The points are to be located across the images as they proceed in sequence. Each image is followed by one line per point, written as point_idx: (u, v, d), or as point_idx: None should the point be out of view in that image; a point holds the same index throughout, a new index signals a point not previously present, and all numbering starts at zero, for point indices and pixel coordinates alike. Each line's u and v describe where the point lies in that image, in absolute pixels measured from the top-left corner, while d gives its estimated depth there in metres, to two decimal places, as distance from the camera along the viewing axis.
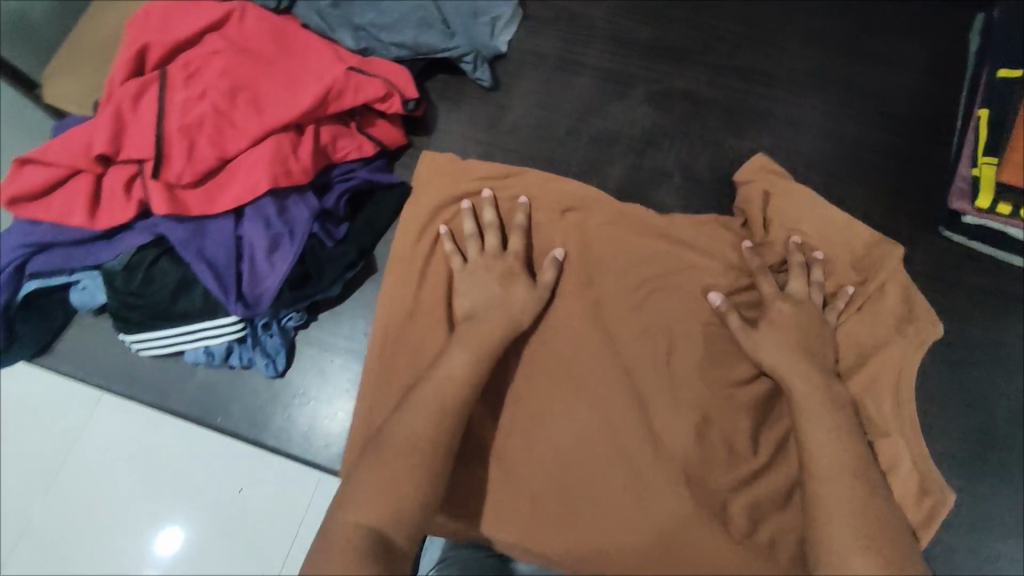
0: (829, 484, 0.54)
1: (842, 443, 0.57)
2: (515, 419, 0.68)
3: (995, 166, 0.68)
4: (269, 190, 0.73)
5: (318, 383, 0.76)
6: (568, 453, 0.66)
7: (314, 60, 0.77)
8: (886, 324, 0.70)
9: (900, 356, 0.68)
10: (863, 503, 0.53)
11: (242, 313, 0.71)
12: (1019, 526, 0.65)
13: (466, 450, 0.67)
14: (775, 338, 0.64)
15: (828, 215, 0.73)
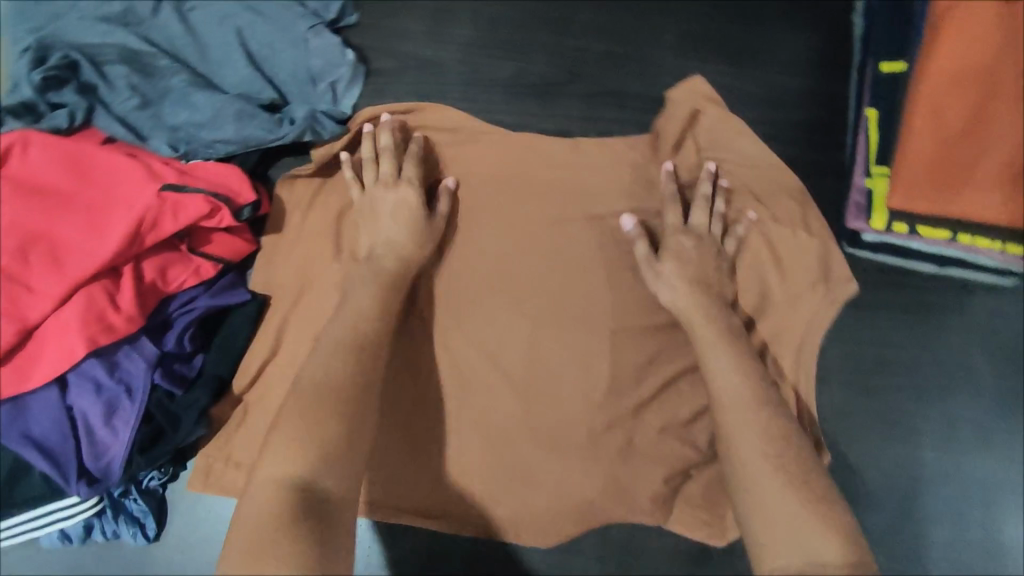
0: (739, 434, 0.60)
1: (744, 377, 0.64)
2: (436, 383, 0.72)
3: (887, 177, 0.69)
4: (91, 351, 0.63)
5: (197, 535, 0.69)
6: (489, 413, 0.71)
7: (122, 182, 0.67)
8: (778, 280, 0.74)
9: (793, 334, 0.73)
10: (765, 427, 0.60)
11: (89, 491, 0.63)
12: (919, 499, 0.69)
13: (402, 418, 0.72)
14: (678, 274, 0.70)
15: (747, 150, 0.77)
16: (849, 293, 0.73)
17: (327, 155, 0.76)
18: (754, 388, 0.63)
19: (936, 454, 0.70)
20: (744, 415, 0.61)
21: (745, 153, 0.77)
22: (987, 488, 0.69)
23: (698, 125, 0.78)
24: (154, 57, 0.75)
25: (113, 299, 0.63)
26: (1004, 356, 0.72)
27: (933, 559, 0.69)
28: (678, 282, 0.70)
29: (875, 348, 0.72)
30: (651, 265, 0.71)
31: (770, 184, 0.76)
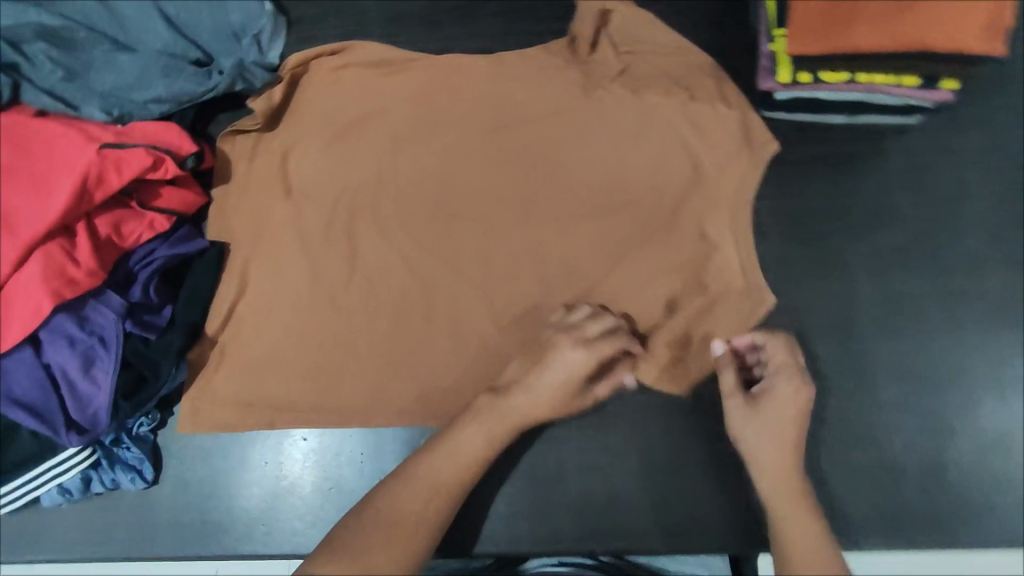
0: (801, 561, 0.60)
1: (806, 533, 0.61)
2: (409, 308, 0.74)
3: (786, 36, 0.71)
4: (57, 307, 0.65)
5: (195, 472, 0.71)
6: (461, 330, 0.73)
7: (62, 147, 0.69)
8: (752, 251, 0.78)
9: (732, 193, 0.76)
10: (820, 551, 0.60)
11: (80, 441, 0.66)
12: (868, 329, 0.74)
13: (403, 351, 0.73)
14: (767, 433, 0.65)
15: (660, 40, 0.81)
16: (771, 151, 0.78)
17: (267, 108, 0.79)
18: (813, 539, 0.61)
19: (872, 283, 0.75)
20: (809, 550, 0.60)
21: (658, 43, 0.81)
22: (916, 305, 0.75)
23: (610, 23, 0.82)
24: (70, 30, 0.76)
25: (71, 254, 0.65)
26: (918, 187, 0.78)
27: (881, 377, 0.73)
28: (762, 437, 0.65)
29: (803, 200, 0.78)
30: (742, 408, 0.67)
31: (689, 70, 0.81)
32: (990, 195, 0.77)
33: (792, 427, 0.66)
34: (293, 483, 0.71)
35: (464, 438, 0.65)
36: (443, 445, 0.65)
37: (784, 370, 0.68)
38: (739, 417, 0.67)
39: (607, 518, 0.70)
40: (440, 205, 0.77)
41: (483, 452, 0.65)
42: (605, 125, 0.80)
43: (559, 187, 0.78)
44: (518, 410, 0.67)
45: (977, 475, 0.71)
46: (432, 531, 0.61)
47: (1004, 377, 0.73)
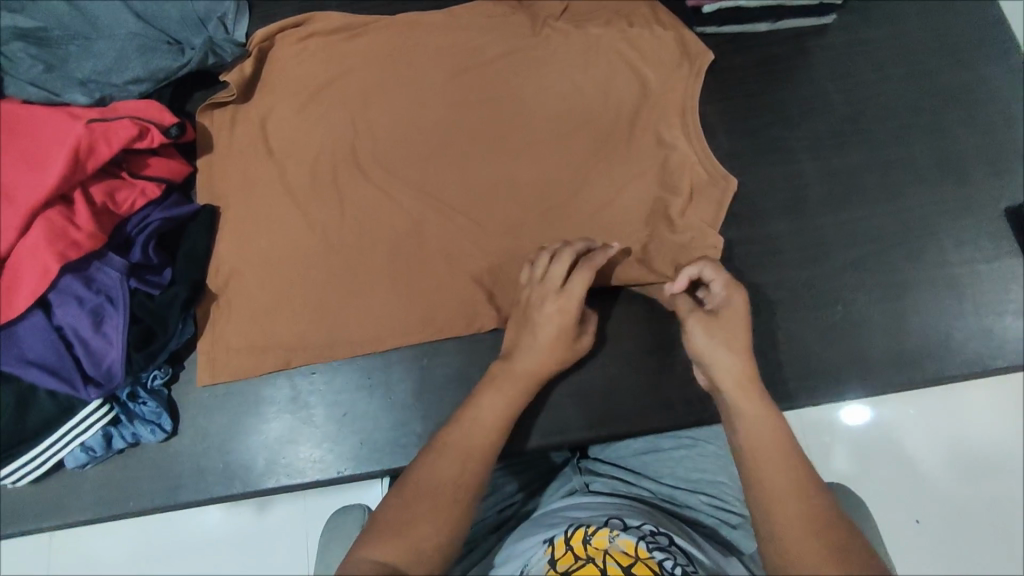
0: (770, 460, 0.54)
1: (771, 433, 0.56)
2: (399, 239, 0.79)
3: None
4: (63, 269, 0.68)
5: (213, 419, 0.74)
6: (450, 251, 0.78)
7: (50, 127, 0.73)
8: (667, 66, 0.85)
9: (679, 99, 0.83)
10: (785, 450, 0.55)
11: (97, 394, 0.68)
12: (824, 202, 0.80)
13: (403, 277, 0.77)
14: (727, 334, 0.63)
15: None
16: (706, 60, 0.85)
17: (240, 79, 0.84)
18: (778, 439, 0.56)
19: (814, 163, 0.82)
20: (764, 458, 0.55)
21: None
22: (857, 174, 0.81)
23: None
24: (45, 30, 0.80)
25: (71, 220, 0.69)
26: (842, 74, 0.85)
27: (837, 242, 0.79)
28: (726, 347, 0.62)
29: (745, 100, 0.85)
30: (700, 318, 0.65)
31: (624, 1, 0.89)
32: (905, 72, 0.85)
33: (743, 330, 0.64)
34: (310, 417, 0.75)
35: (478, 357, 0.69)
36: None
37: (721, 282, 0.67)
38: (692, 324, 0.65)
39: (607, 402, 0.77)
40: (416, 147, 0.83)
41: (509, 408, 0.64)
42: (556, 57, 0.86)
43: (525, 118, 0.84)
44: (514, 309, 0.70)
45: (932, 316, 0.76)
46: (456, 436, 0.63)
47: (943, 227, 0.79)
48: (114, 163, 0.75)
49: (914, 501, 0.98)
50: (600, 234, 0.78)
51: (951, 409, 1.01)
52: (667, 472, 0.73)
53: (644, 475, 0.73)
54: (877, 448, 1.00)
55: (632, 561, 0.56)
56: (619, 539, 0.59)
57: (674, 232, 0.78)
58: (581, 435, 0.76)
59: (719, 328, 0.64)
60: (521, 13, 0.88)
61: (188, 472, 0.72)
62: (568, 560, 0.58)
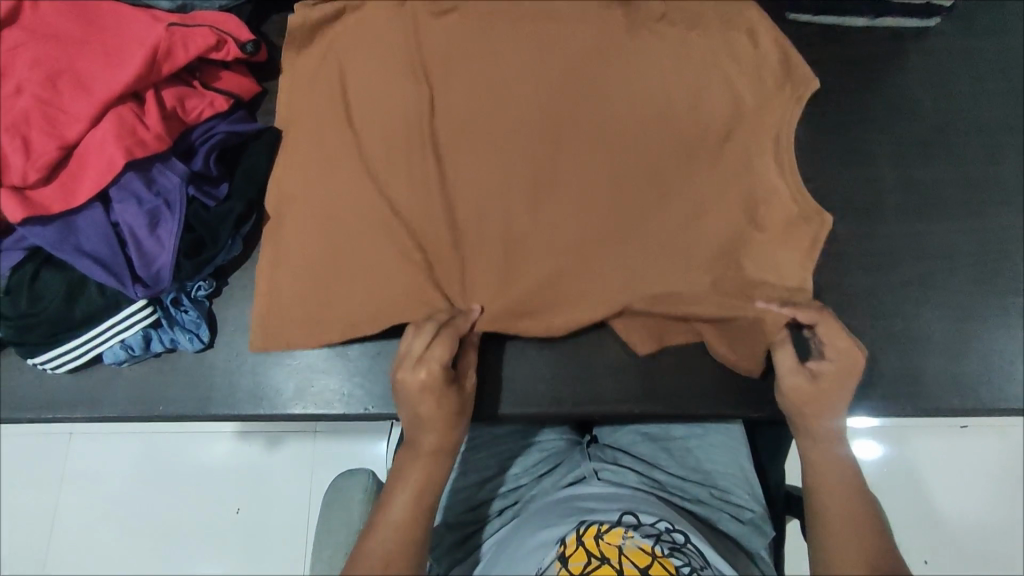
0: (835, 500, 0.64)
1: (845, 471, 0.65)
2: None
3: None
4: (127, 165, 0.69)
5: (249, 337, 0.74)
6: None
7: (130, 25, 0.73)
8: (771, 79, 0.77)
9: (779, 113, 0.75)
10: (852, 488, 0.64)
11: (144, 295, 0.68)
12: (897, 211, 0.77)
13: None
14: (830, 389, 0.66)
15: None
16: (809, 90, 0.76)
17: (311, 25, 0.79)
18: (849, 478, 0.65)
19: (895, 170, 0.78)
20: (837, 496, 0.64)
21: None
22: (938, 188, 0.77)
23: None
24: None
25: (140, 118, 0.69)
26: (937, 82, 0.81)
27: (906, 256, 0.75)
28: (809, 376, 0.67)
29: (830, 97, 0.81)
30: (804, 381, 0.67)
31: None
32: (1004, 89, 0.81)
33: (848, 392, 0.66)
34: (346, 349, 0.74)
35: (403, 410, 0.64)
36: None
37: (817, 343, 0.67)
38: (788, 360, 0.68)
39: (645, 381, 0.73)
40: (485, 92, 0.76)
41: None
42: (656, 23, 0.78)
43: (606, 78, 0.76)
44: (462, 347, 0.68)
45: (997, 344, 0.73)
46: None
47: (1021, 253, 0.75)
48: (187, 70, 0.75)
49: (926, 542, 1.02)
50: (668, 224, 0.73)
51: (966, 453, 1.04)
52: (678, 462, 0.77)
53: (656, 465, 0.77)
54: (894, 484, 1.03)
55: (647, 561, 0.59)
56: (633, 538, 0.61)
57: (745, 230, 0.72)
58: (612, 409, 0.73)
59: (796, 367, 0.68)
60: None
61: (218, 386, 0.73)
62: (580, 558, 0.60)
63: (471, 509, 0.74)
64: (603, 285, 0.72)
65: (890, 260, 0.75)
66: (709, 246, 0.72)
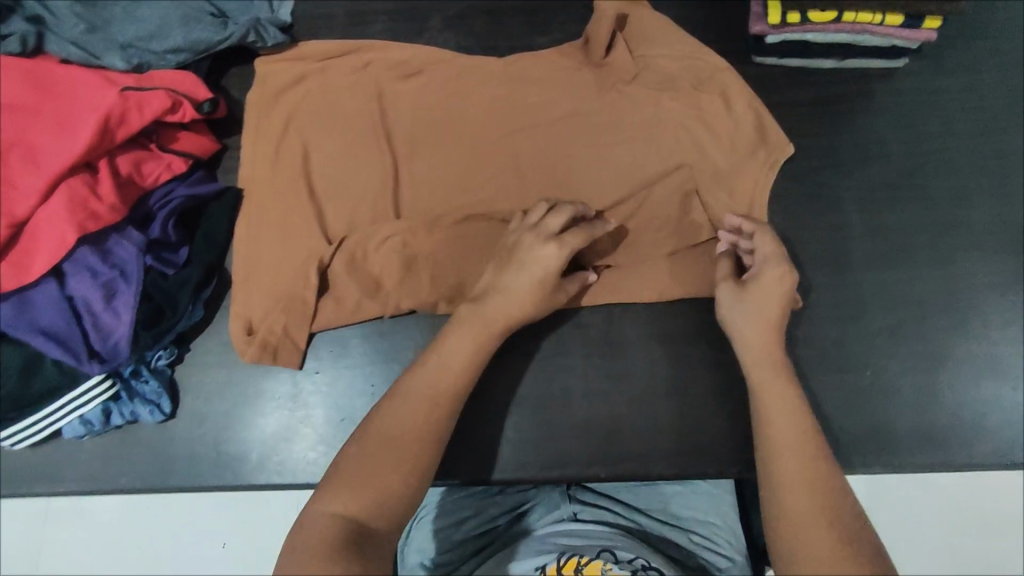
0: (793, 483, 0.57)
1: (802, 444, 0.59)
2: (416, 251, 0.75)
3: (799, 11, 0.75)
4: (80, 239, 0.68)
5: (210, 406, 0.73)
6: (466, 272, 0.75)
7: (84, 90, 0.71)
8: (746, 138, 0.78)
9: (755, 176, 0.77)
10: (813, 466, 0.58)
11: (101, 369, 0.67)
12: (866, 259, 0.76)
13: (416, 286, 0.74)
14: (751, 311, 0.67)
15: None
16: (784, 156, 0.78)
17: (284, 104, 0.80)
18: (808, 451, 0.59)
19: (863, 216, 0.77)
20: (797, 474, 0.57)
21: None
22: (906, 234, 0.76)
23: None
24: None
25: (94, 189, 0.68)
26: (905, 123, 0.80)
27: (875, 304, 0.74)
28: (755, 326, 0.66)
29: (798, 143, 0.80)
30: (729, 288, 0.68)
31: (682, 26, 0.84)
32: (972, 129, 0.79)
33: (776, 309, 0.67)
34: (310, 416, 0.73)
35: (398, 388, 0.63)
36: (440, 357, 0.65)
37: (765, 303, 0.67)
38: (751, 316, 0.67)
39: (612, 441, 0.71)
40: (447, 163, 0.79)
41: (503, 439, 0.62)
42: (628, 84, 0.80)
43: (570, 147, 0.79)
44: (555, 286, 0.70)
45: (966, 395, 0.72)
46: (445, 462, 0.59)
47: (990, 301, 0.74)
48: (144, 133, 0.74)
49: None
50: (632, 288, 0.74)
51: None
52: (657, 506, 0.77)
53: (635, 508, 0.76)
54: None
55: None
56: (612, 572, 0.61)
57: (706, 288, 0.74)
58: (580, 471, 0.70)
59: (749, 318, 0.67)
60: (575, 33, 0.85)
61: (180, 457, 0.72)
62: None
63: (448, 548, 0.75)
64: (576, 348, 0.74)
65: (859, 310, 0.74)
66: (669, 303, 0.74)
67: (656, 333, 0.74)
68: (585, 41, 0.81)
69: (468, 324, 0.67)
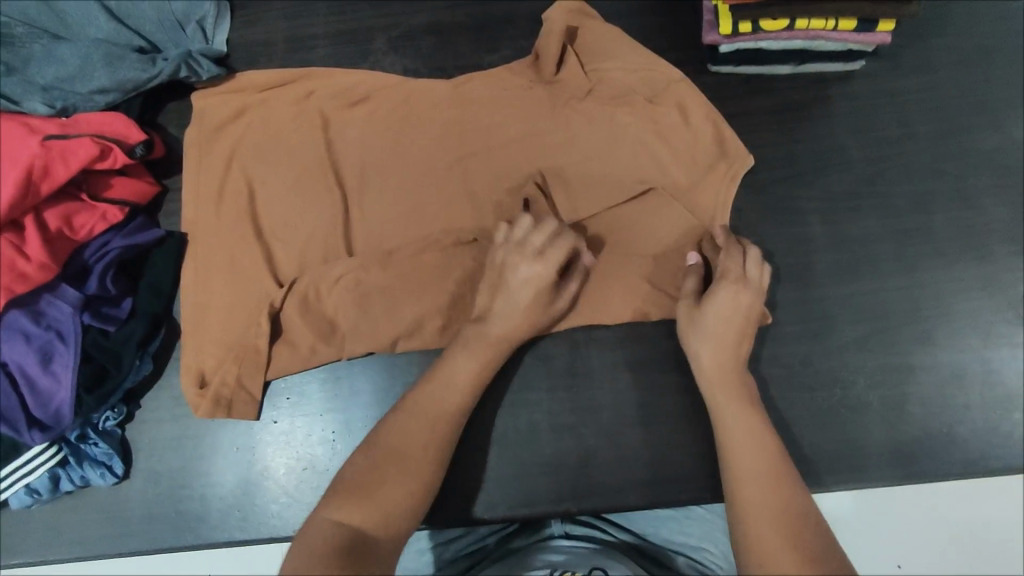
0: (750, 485, 0.58)
1: (762, 450, 0.60)
2: (371, 288, 0.72)
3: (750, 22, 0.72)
4: (10, 303, 0.64)
5: (165, 464, 0.70)
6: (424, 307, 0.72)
7: (4, 142, 0.67)
8: (706, 152, 0.76)
9: (715, 191, 0.75)
10: (770, 469, 0.59)
11: (43, 438, 0.64)
12: (831, 270, 0.75)
13: (373, 325, 0.71)
14: (711, 327, 0.66)
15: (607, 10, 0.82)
16: (745, 166, 0.76)
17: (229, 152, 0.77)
18: (768, 455, 0.60)
19: (825, 227, 0.76)
20: (755, 478, 0.58)
21: (604, 11, 0.82)
22: (870, 243, 0.75)
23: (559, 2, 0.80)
24: (7, 25, 0.75)
25: (21, 250, 0.64)
26: (864, 127, 0.78)
27: (842, 317, 0.73)
28: (713, 343, 0.66)
29: (758, 153, 0.78)
30: (687, 307, 0.69)
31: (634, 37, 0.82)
32: (933, 131, 0.78)
33: (732, 328, 0.66)
34: (271, 467, 0.70)
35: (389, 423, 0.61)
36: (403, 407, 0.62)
37: (728, 319, 0.66)
38: (710, 338, 0.66)
39: (582, 474, 0.70)
40: (397, 193, 0.75)
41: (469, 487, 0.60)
42: (582, 100, 0.77)
43: (527, 168, 0.76)
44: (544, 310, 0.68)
45: (936, 405, 0.71)
46: (411, 514, 0.57)
47: (955, 308, 0.74)
48: (74, 182, 0.70)
49: None
50: (595, 315, 0.72)
51: None
52: (652, 531, 0.75)
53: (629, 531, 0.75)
54: None
55: None
56: None
57: (671, 311, 0.72)
58: (551, 508, 0.69)
59: (705, 332, 0.67)
60: (525, 49, 0.82)
61: (136, 519, 0.69)
62: None
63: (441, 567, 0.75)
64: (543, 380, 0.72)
65: (826, 324, 0.73)
66: (633, 326, 0.73)
67: (623, 360, 0.72)
68: (535, 59, 0.79)
69: (471, 344, 0.66)
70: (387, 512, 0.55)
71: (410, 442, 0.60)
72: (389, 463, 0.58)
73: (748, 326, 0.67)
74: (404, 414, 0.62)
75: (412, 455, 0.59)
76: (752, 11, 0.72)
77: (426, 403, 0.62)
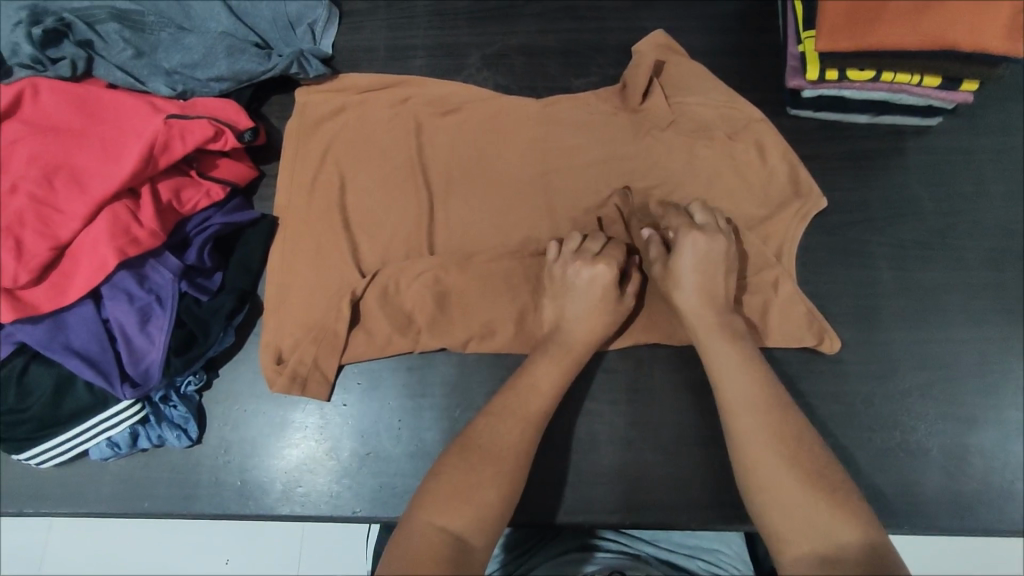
0: (744, 415, 0.62)
1: (752, 378, 0.64)
2: (449, 287, 0.75)
3: (835, 69, 0.75)
4: (119, 264, 0.68)
5: (237, 433, 0.74)
6: (496, 309, 0.75)
7: (130, 117, 0.72)
8: (783, 189, 0.79)
9: (786, 227, 0.77)
10: (763, 394, 0.63)
11: (132, 394, 0.68)
12: (898, 315, 0.76)
13: (447, 321, 0.74)
14: (690, 269, 0.69)
15: (691, 48, 0.86)
16: (818, 208, 0.77)
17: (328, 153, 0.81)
18: (760, 385, 0.63)
19: (893, 274, 0.77)
20: (746, 409, 0.62)
21: (689, 48, 0.86)
22: (937, 292, 0.76)
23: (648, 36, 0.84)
24: (140, 13, 0.80)
25: (135, 215, 0.68)
26: (938, 181, 0.80)
27: (904, 363, 0.74)
28: (695, 285, 0.69)
29: (832, 196, 0.80)
30: (660, 263, 0.72)
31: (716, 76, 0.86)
32: (1009, 191, 0.79)
33: (700, 271, 0.69)
34: (335, 447, 0.73)
35: (477, 426, 0.63)
36: (489, 413, 0.64)
37: (702, 261, 0.69)
38: (691, 281, 0.69)
39: (638, 489, 0.71)
40: (482, 198, 0.79)
41: None
42: (665, 129, 0.80)
43: (606, 188, 0.79)
44: (616, 316, 0.71)
45: (997, 459, 0.72)
46: (498, 519, 0.58)
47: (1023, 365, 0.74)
48: (185, 160, 0.75)
49: None
50: (664, 336, 0.74)
51: None
52: (665, 537, 0.77)
53: (645, 541, 0.76)
54: None
55: None
56: None
57: None
58: (605, 519, 0.70)
59: (688, 272, 0.69)
60: (611, 77, 0.86)
61: (204, 483, 0.72)
62: None
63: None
64: (605, 392, 0.74)
65: (889, 368, 0.74)
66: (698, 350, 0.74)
67: (685, 381, 0.74)
68: (622, 86, 0.82)
69: (552, 352, 0.68)
70: (478, 518, 0.57)
71: (499, 443, 0.62)
72: (475, 465, 0.60)
73: (717, 268, 0.70)
74: (483, 414, 0.64)
75: (491, 455, 0.61)
76: (840, 59, 0.74)
77: (511, 410, 0.64)
